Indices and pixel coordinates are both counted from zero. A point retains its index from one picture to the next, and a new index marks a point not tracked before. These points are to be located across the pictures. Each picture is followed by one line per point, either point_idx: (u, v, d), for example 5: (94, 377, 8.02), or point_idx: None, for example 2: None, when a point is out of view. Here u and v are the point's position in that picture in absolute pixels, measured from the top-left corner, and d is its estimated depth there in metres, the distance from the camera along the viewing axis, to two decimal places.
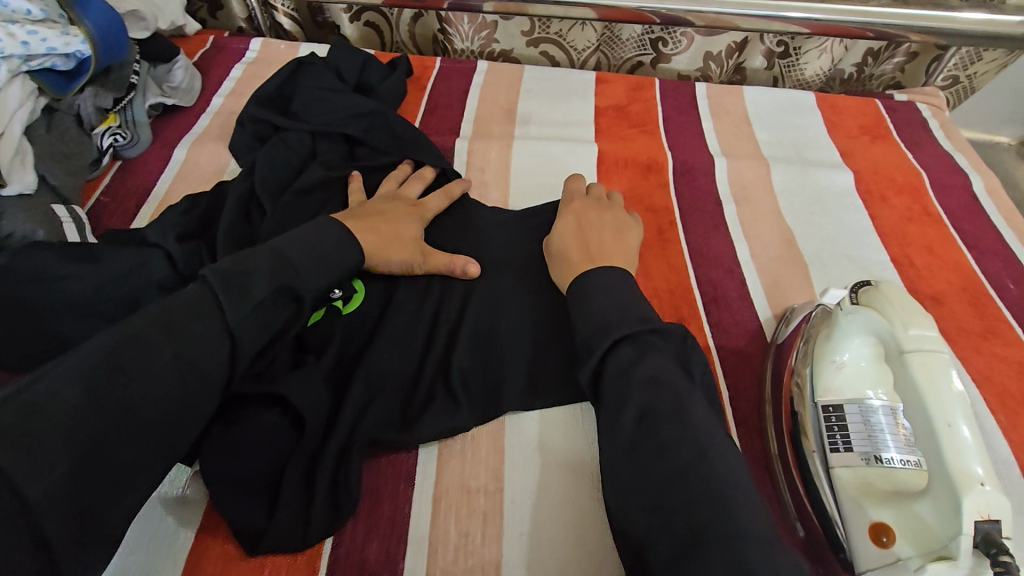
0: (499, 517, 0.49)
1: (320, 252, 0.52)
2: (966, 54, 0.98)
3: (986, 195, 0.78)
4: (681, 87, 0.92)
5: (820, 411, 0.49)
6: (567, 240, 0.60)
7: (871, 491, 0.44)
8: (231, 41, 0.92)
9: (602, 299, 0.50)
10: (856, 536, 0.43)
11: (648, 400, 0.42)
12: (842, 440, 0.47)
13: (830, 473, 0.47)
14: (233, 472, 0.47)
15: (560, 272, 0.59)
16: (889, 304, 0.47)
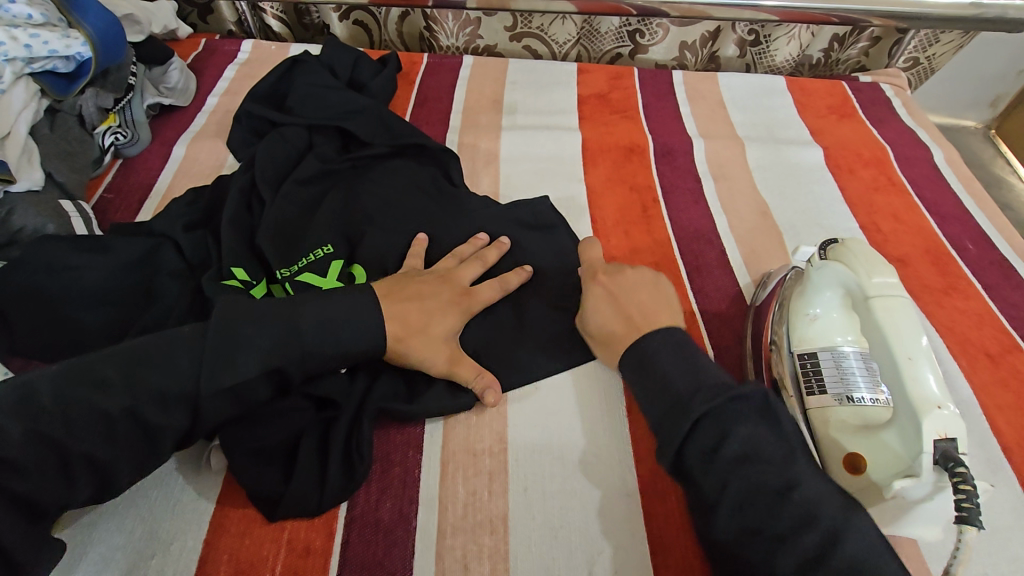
0: (505, 474, 0.52)
1: (334, 332, 0.48)
2: (924, 37, 1.04)
3: (946, 165, 0.84)
4: (659, 75, 0.96)
5: (796, 360, 0.53)
6: (607, 319, 0.55)
7: (845, 429, 0.48)
8: (222, 43, 0.94)
9: (671, 364, 0.49)
10: (834, 469, 0.47)
11: (745, 479, 0.40)
12: (817, 383, 0.51)
13: (807, 416, 0.50)
14: (257, 443, 0.50)
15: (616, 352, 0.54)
16: (858, 257, 0.51)
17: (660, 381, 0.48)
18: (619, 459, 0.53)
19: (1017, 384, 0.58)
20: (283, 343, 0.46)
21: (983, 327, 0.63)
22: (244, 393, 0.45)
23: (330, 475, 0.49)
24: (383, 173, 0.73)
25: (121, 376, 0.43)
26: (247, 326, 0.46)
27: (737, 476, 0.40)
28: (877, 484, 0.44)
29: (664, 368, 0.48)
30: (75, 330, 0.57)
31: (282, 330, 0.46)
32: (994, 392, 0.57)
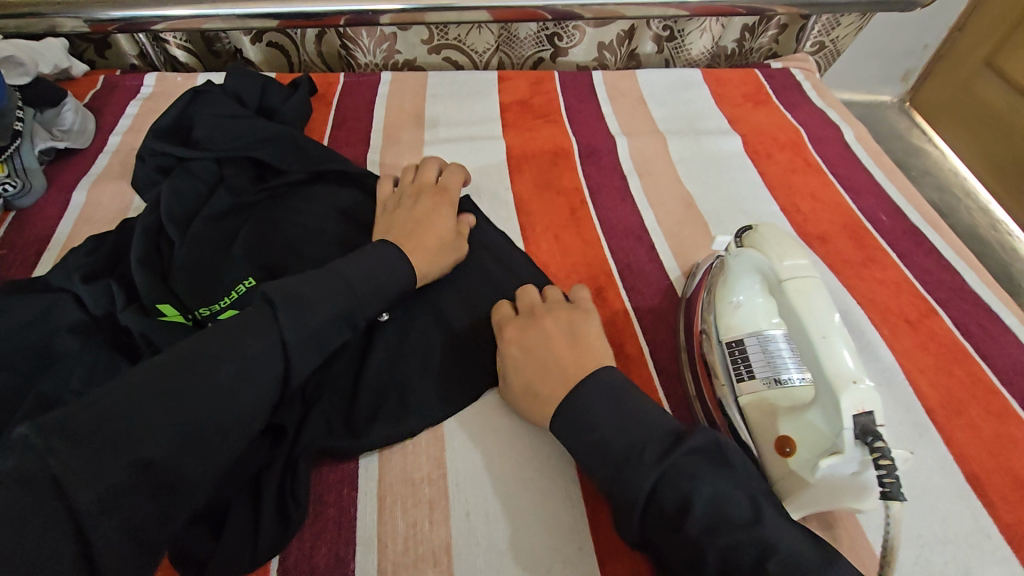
0: (445, 501, 0.50)
1: (377, 279, 0.53)
2: (827, 20, 1.09)
3: (856, 142, 0.87)
4: (579, 76, 0.97)
5: (725, 347, 0.53)
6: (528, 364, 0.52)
7: (775, 413, 0.48)
8: (123, 79, 0.90)
9: (606, 425, 0.45)
10: (766, 453, 0.48)
11: (726, 547, 0.37)
12: (746, 369, 0.51)
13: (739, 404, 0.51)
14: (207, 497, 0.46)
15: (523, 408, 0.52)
16: (770, 241, 0.52)
17: (595, 443, 0.45)
18: (562, 469, 0.52)
19: (936, 346, 0.60)
20: (344, 295, 0.49)
21: (901, 295, 0.65)
22: (326, 340, 0.47)
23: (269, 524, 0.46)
24: (303, 200, 0.71)
25: (155, 406, 0.37)
26: (304, 292, 0.47)
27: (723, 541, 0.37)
28: (805, 465, 0.44)
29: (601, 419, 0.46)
30: None
31: (337, 288, 0.49)
32: (916, 357, 0.59)
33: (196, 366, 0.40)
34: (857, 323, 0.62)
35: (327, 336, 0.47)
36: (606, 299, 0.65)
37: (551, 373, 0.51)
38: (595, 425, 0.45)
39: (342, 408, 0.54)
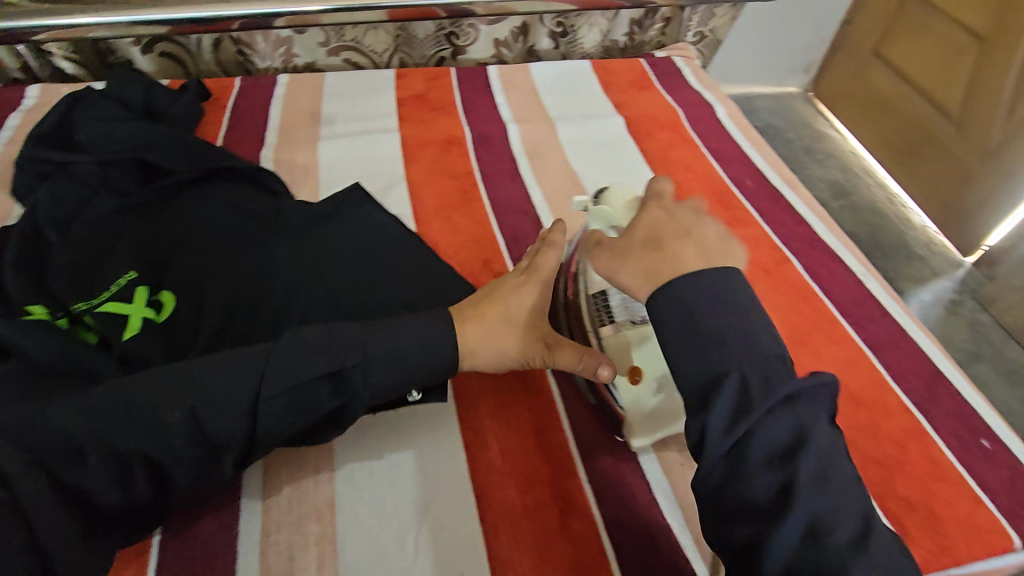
0: (330, 461, 0.52)
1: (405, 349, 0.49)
2: (705, 13, 1.19)
3: (727, 118, 0.95)
4: (474, 71, 1.01)
5: (591, 298, 0.57)
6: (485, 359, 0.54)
7: (629, 347, 0.54)
8: (3, 91, 0.88)
9: (740, 347, 0.41)
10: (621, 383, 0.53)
11: (814, 510, 0.37)
12: (607, 314, 0.56)
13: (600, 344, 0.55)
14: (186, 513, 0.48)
15: (630, 274, 0.48)
16: (623, 200, 0.58)
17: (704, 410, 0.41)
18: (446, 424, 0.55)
19: (787, 288, 0.67)
20: (347, 348, 0.48)
21: (760, 246, 0.72)
22: (307, 394, 0.47)
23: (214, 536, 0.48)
24: (192, 197, 0.71)
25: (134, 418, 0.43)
26: (312, 339, 0.47)
27: (815, 502, 0.37)
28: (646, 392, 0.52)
29: (712, 331, 0.42)
30: None
31: (348, 341, 0.48)
32: (769, 299, 0.65)
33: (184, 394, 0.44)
34: None
35: (314, 391, 0.47)
36: (493, 269, 0.70)
37: (663, 268, 0.47)
38: (711, 317, 0.43)
39: None
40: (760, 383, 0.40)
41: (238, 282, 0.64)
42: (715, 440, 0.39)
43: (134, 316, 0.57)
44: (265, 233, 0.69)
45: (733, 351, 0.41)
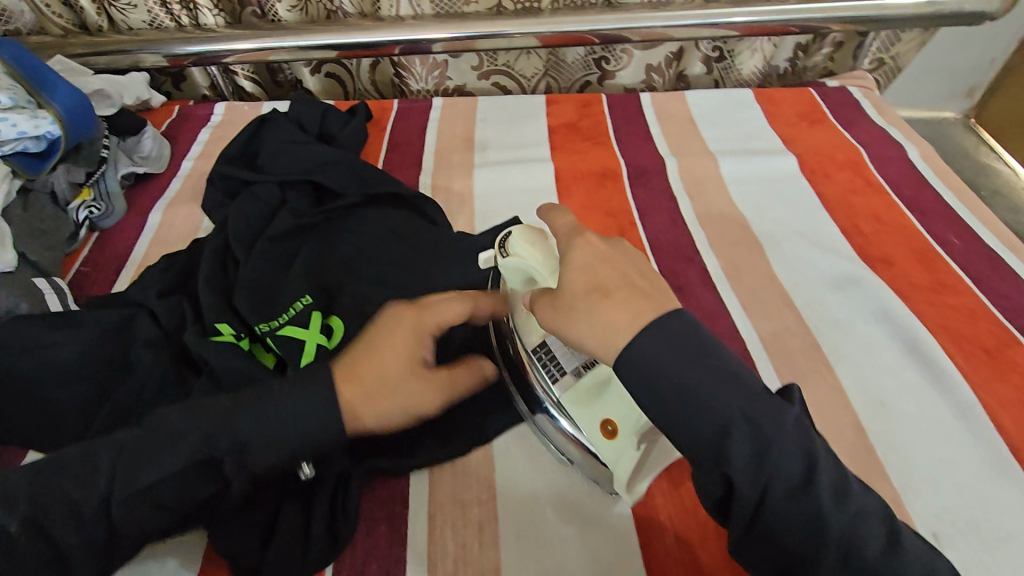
0: (495, 522, 0.50)
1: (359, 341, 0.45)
2: (886, 37, 1.06)
3: (921, 160, 0.83)
4: (627, 99, 0.97)
5: (531, 354, 0.51)
6: (387, 420, 0.45)
7: (594, 398, 0.49)
8: (196, 108, 0.96)
9: (726, 390, 0.38)
10: (596, 442, 0.48)
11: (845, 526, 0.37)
12: (556, 368, 0.50)
13: (562, 404, 0.50)
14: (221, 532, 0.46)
15: (582, 329, 0.41)
16: (526, 243, 0.48)
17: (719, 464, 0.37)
18: (615, 496, 0.51)
19: (1017, 378, 0.57)
20: (246, 421, 0.41)
21: (977, 322, 0.62)
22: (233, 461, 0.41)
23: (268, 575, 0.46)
24: (360, 219, 0.72)
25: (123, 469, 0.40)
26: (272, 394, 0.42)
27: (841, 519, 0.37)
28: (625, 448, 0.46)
29: (699, 382, 0.39)
30: (48, 411, 0.56)
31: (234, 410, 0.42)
32: (996, 390, 0.57)
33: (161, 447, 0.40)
34: (929, 353, 0.59)
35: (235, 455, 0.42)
36: None
37: (616, 314, 0.40)
38: (690, 370, 0.39)
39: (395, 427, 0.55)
40: (761, 433, 0.37)
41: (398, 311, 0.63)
42: (740, 498, 0.37)
43: (311, 344, 0.59)
44: (426, 263, 0.69)
45: (726, 395, 0.38)
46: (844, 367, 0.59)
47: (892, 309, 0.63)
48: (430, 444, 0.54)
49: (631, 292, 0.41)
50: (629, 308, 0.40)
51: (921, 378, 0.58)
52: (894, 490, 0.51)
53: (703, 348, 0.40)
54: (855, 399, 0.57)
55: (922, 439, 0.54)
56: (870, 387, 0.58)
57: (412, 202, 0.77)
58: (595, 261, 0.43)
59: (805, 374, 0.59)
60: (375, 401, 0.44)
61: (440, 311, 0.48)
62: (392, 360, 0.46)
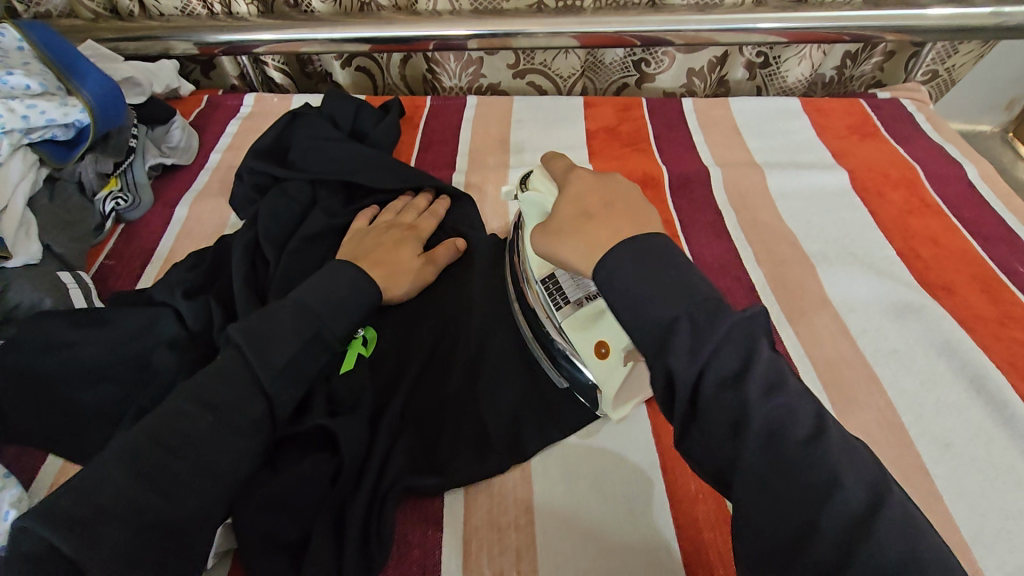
0: (533, 552, 0.47)
1: (337, 298, 0.53)
2: (942, 49, 1.01)
3: (981, 181, 0.79)
4: (668, 104, 0.93)
5: (540, 284, 0.56)
6: (402, 286, 0.60)
7: (592, 321, 0.52)
8: (225, 98, 0.94)
9: (675, 290, 0.39)
10: (588, 360, 0.52)
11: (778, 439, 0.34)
12: (561, 296, 0.54)
13: (563, 327, 0.53)
14: (247, 535, 0.45)
15: (568, 249, 0.45)
16: (547, 181, 0.53)
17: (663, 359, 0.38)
18: (659, 531, 0.48)
19: None
20: (266, 368, 0.46)
21: None
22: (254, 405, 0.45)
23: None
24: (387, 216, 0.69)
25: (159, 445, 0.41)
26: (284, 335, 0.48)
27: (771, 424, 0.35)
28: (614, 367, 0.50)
29: (652, 288, 0.39)
30: (71, 412, 0.54)
31: (252, 357, 0.47)
32: None
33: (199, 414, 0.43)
34: (996, 393, 0.56)
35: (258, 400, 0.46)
36: None
37: (593, 234, 0.44)
38: (658, 294, 0.39)
39: (429, 438, 0.53)
40: (698, 333, 0.37)
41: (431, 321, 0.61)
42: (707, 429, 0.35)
43: (351, 351, 0.55)
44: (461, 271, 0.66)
45: (674, 297, 0.38)
46: (904, 404, 0.56)
47: (956, 342, 0.59)
48: (465, 456, 0.52)
49: (608, 214, 0.45)
50: (608, 228, 0.43)
51: (986, 419, 0.55)
52: (960, 541, 0.48)
53: (677, 263, 0.41)
54: (919, 439, 0.53)
55: (992, 487, 0.50)
56: (934, 427, 0.54)
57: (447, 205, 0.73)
58: (582, 193, 0.47)
59: (861, 408, 0.56)
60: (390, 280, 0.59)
61: (390, 255, 0.61)
62: (398, 253, 0.62)
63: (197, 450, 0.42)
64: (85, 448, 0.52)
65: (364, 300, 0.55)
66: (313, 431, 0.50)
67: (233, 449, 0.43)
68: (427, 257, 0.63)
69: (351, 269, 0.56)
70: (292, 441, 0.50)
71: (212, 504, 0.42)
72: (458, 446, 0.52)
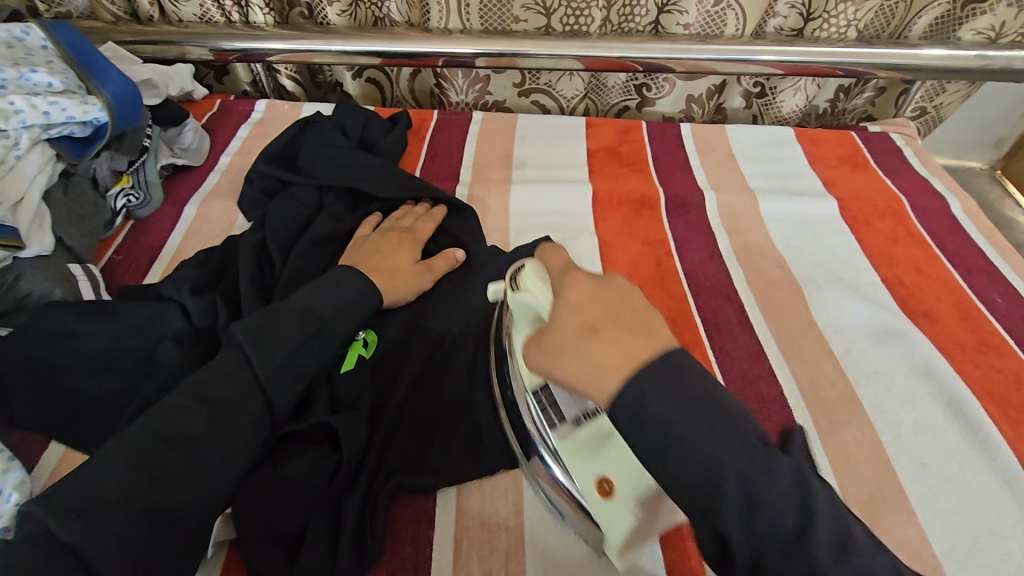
0: (522, 551, 0.49)
1: (338, 300, 0.54)
2: (931, 87, 1.05)
3: (964, 215, 0.82)
4: (666, 128, 0.96)
5: (533, 398, 0.48)
6: (402, 293, 0.62)
7: (590, 449, 0.44)
8: (237, 103, 0.96)
9: (704, 432, 0.33)
10: (588, 497, 0.44)
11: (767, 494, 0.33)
12: (555, 415, 0.46)
13: (558, 451, 0.46)
14: (247, 525, 0.46)
15: (575, 370, 0.37)
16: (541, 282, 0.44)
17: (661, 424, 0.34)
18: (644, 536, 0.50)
19: None
20: (266, 360, 0.48)
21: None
22: (249, 406, 0.46)
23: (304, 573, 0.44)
24: (390, 222, 0.71)
25: (162, 439, 0.42)
26: (283, 332, 0.50)
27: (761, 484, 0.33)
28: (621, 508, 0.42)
29: (682, 426, 0.33)
30: (75, 401, 0.55)
31: (255, 351, 0.48)
32: None
33: (201, 409, 0.44)
34: (972, 417, 0.58)
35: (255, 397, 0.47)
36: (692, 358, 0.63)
37: (604, 352, 0.36)
38: (681, 421, 0.34)
39: (423, 438, 0.54)
40: (741, 489, 0.33)
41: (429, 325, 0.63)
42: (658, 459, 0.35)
43: (352, 352, 0.58)
44: (461, 279, 0.67)
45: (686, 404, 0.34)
46: (884, 423, 0.58)
47: (935, 366, 0.62)
48: (458, 457, 0.53)
49: (619, 328, 0.37)
50: (620, 346, 0.36)
51: (962, 440, 0.57)
52: (933, 557, 0.49)
53: (699, 395, 0.34)
54: (897, 458, 0.55)
55: (965, 506, 0.52)
56: (911, 447, 0.56)
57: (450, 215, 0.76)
58: (586, 298, 0.40)
59: (843, 427, 0.57)
60: (391, 287, 0.62)
61: (388, 260, 0.64)
62: (397, 260, 0.64)
63: (196, 443, 0.43)
64: (87, 436, 0.53)
65: (365, 303, 0.56)
66: (314, 427, 0.51)
67: (233, 443, 0.44)
68: (426, 265, 0.66)
69: (352, 274, 0.57)
70: (293, 438, 0.51)
71: (215, 496, 0.42)
72: (452, 445, 0.54)
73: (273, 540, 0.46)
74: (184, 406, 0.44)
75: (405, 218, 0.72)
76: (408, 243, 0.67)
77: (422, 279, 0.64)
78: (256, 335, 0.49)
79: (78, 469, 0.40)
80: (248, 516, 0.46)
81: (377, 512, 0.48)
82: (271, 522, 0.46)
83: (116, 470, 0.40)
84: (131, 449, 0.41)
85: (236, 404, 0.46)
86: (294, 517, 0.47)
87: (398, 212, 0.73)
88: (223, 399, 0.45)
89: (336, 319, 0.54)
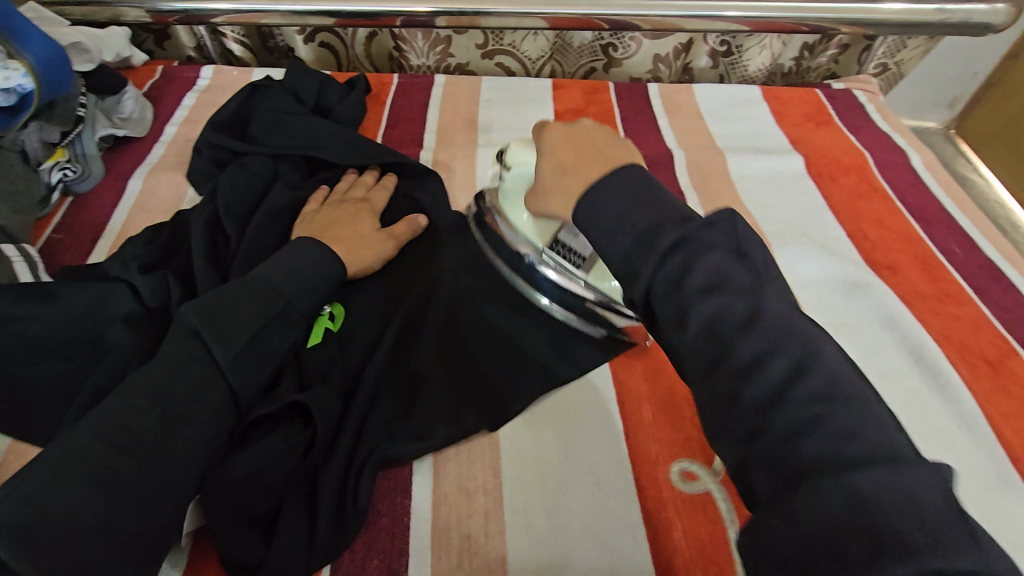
0: (500, 513, 0.49)
1: (297, 273, 0.52)
2: (892, 44, 1.06)
3: (924, 169, 0.84)
4: (634, 88, 0.94)
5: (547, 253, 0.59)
6: (366, 260, 0.60)
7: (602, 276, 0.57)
8: (180, 70, 0.90)
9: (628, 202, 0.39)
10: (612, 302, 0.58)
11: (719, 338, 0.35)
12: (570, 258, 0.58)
13: (588, 284, 0.58)
14: (217, 512, 0.44)
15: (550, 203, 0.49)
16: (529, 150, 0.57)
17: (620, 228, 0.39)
18: (619, 490, 0.50)
19: (1017, 390, 0.58)
20: (221, 339, 0.45)
21: (979, 333, 0.63)
22: (207, 394, 0.44)
23: (281, 551, 0.44)
24: (347, 188, 0.68)
25: (110, 437, 0.39)
26: (238, 307, 0.47)
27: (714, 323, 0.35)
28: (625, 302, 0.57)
29: (620, 209, 0.40)
30: (18, 390, 0.51)
31: (211, 330, 0.45)
32: (996, 401, 0.57)
33: (149, 403, 0.41)
34: (932, 361, 0.60)
35: (212, 382, 0.44)
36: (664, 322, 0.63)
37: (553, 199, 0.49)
38: (611, 214, 0.40)
39: (401, 409, 0.53)
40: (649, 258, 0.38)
41: (401, 294, 0.61)
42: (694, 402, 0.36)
43: (318, 325, 0.56)
44: (429, 246, 0.65)
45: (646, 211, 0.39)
46: None
47: (897, 316, 0.63)
48: (434, 425, 0.52)
49: (581, 162, 0.47)
50: (584, 172, 0.46)
51: (923, 384, 0.59)
52: None
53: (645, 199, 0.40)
54: None
55: (926, 447, 0.54)
56: None
57: (416, 181, 0.72)
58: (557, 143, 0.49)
59: None
60: (354, 254, 0.59)
61: (348, 229, 0.61)
62: (354, 228, 0.61)
63: (151, 438, 0.40)
64: (35, 428, 0.50)
65: (325, 276, 0.54)
66: (284, 406, 0.49)
67: (189, 434, 0.42)
68: (387, 232, 0.63)
69: (307, 245, 0.55)
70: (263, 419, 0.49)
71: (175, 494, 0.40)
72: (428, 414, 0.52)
73: (247, 523, 0.44)
74: (136, 398, 0.41)
75: (354, 184, 0.69)
76: (362, 210, 0.64)
77: (381, 244, 0.62)
78: (209, 317, 0.46)
79: (23, 475, 0.38)
80: (216, 501, 0.44)
81: (352, 487, 0.47)
82: (244, 508, 0.44)
83: (59, 476, 0.37)
84: (77, 450, 0.38)
85: (191, 393, 0.43)
86: (267, 498, 0.45)
87: (344, 182, 0.69)
88: (176, 388, 0.43)
89: (298, 291, 0.52)
